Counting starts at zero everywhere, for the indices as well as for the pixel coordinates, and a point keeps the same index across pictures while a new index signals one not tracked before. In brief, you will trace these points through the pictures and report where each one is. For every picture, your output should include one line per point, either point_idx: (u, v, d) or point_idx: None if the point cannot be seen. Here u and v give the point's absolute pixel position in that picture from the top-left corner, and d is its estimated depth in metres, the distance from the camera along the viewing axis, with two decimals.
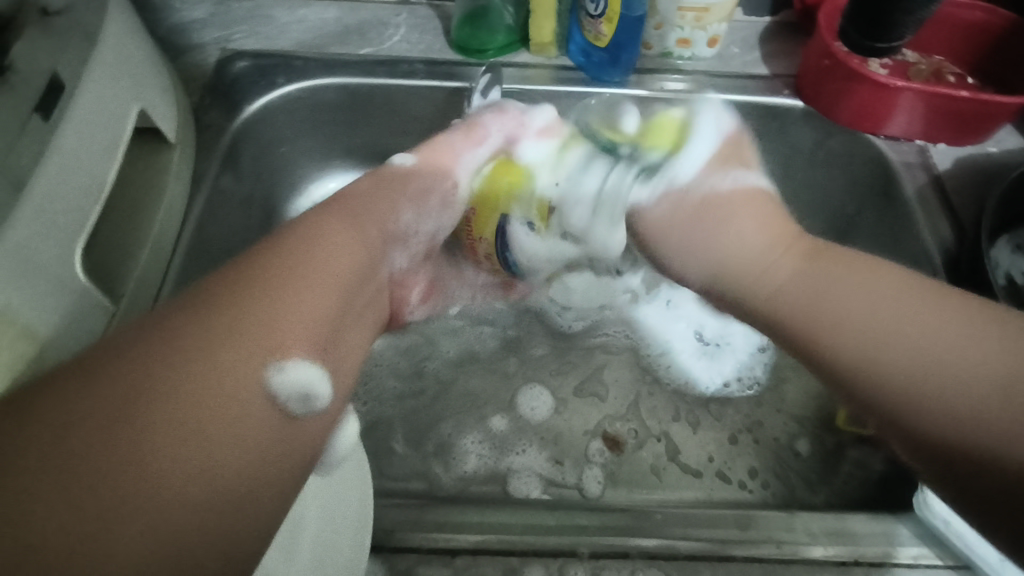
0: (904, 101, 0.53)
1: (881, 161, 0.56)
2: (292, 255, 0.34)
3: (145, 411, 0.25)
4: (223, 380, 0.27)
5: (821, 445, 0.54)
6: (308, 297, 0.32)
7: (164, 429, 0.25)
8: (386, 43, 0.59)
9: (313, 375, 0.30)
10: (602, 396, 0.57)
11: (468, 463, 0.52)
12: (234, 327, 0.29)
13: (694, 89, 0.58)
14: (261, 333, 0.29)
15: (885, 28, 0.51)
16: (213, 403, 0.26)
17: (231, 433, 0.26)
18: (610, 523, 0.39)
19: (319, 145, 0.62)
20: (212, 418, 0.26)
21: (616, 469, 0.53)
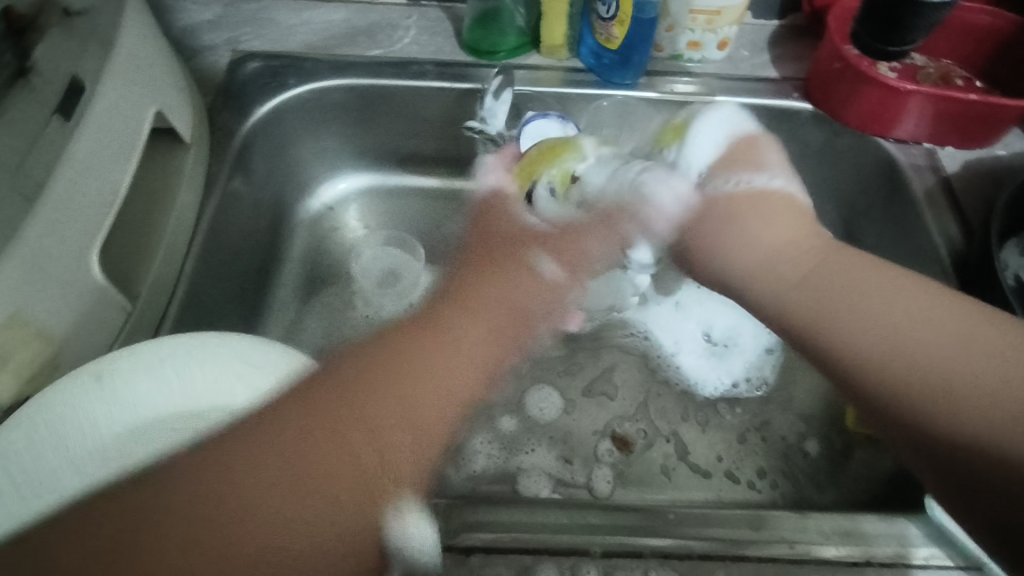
0: (914, 105, 0.53)
1: (891, 163, 0.56)
2: (404, 355, 0.36)
3: (261, 491, 0.28)
4: (331, 465, 0.30)
5: (830, 446, 0.54)
6: (421, 389, 0.35)
7: (269, 510, 0.28)
8: (397, 44, 0.59)
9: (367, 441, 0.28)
10: (611, 396, 0.57)
11: (478, 462, 0.53)
12: (346, 413, 0.32)
13: (703, 92, 0.58)
14: (374, 429, 0.32)
15: (896, 32, 0.51)
16: (318, 483, 0.29)
17: (340, 506, 0.29)
18: (622, 523, 0.39)
19: (330, 146, 0.62)
20: (325, 499, 0.29)
21: (625, 469, 0.53)
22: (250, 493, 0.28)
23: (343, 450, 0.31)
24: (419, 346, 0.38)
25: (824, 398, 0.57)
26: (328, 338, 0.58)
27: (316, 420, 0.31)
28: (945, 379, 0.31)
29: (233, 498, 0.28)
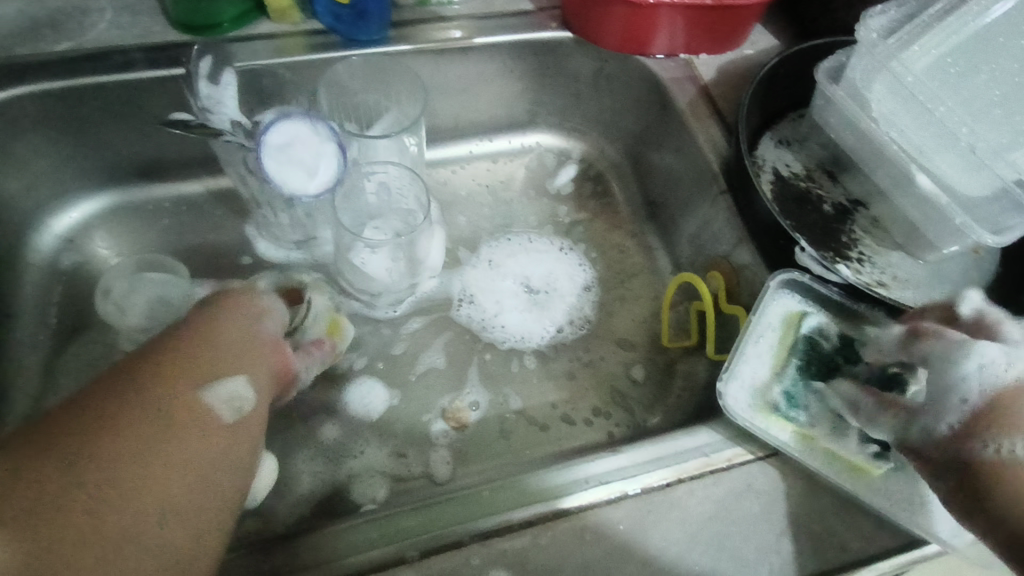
0: (662, 18, 0.52)
1: (653, 80, 0.57)
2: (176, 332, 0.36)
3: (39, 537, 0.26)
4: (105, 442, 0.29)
5: (653, 367, 0.55)
6: (229, 332, 0.37)
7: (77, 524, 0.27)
8: (91, 32, 0.49)
9: (241, 390, 0.35)
10: (439, 368, 0.54)
11: (304, 484, 0.48)
12: (103, 391, 0.31)
13: (467, 36, 0.55)
14: (144, 383, 0.32)
15: None
16: (107, 456, 0.29)
17: (141, 450, 0.30)
18: (438, 515, 0.36)
19: (44, 169, 0.52)
20: (118, 470, 0.29)
21: (463, 446, 0.51)
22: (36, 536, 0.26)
23: (122, 418, 0.30)
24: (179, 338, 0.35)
25: (641, 321, 0.58)
26: None
27: (71, 422, 0.30)
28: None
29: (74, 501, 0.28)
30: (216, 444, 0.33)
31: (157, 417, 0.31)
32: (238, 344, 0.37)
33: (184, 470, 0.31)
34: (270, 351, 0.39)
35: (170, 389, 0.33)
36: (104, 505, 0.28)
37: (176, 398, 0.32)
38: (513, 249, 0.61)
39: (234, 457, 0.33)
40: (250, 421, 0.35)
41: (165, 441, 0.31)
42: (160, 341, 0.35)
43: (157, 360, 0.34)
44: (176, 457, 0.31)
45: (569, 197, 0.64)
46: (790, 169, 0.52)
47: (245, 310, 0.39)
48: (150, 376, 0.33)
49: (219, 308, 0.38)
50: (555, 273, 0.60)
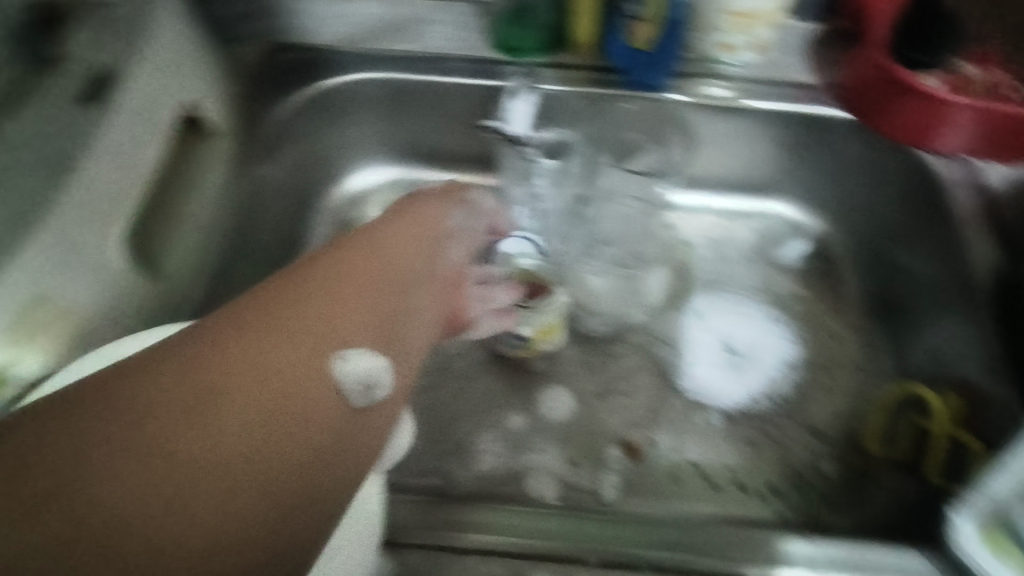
0: (959, 118, 0.50)
1: (928, 177, 0.54)
2: (335, 260, 0.40)
3: (175, 422, 0.29)
4: (238, 346, 0.33)
5: (847, 467, 0.52)
6: (348, 307, 0.38)
7: (204, 439, 0.29)
8: (426, 37, 0.59)
9: (374, 367, 0.36)
10: (627, 395, 0.57)
11: (485, 461, 0.53)
12: (267, 312, 0.35)
13: (739, 99, 0.58)
14: (307, 308, 0.36)
15: None
16: (196, 423, 0.29)
17: (231, 417, 0.30)
18: (618, 533, 0.39)
19: (357, 139, 0.63)
20: (251, 389, 0.31)
21: (632, 478, 0.52)
22: (175, 424, 0.29)
23: (270, 340, 0.34)
24: (352, 256, 0.41)
25: (844, 417, 0.55)
26: None
27: (237, 327, 0.34)
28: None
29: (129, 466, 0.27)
30: (330, 421, 0.33)
31: (237, 396, 0.31)
32: (366, 322, 0.38)
33: (269, 461, 0.30)
34: (416, 323, 0.41)
35: (265, 366, 0.33)
36: (174, 470, 0.28)
37: (280, 373, 0.33)
38: (726, 308, 0.61)
39: (341, 445, 0.33)
40: (376, 412, 0.35)
41: (255, 427, 0.30)
42: (337, 270, 0.39)
43: (264, 326, 0.35)
44: (305, 402, 0.33)
45: (793, 271, 0.63)
46: None
47: (381, 270, 0.41)
48: (243, 346, 0.33)
49: (337, 275, 0.39)
50: (762, 341, 0.59)
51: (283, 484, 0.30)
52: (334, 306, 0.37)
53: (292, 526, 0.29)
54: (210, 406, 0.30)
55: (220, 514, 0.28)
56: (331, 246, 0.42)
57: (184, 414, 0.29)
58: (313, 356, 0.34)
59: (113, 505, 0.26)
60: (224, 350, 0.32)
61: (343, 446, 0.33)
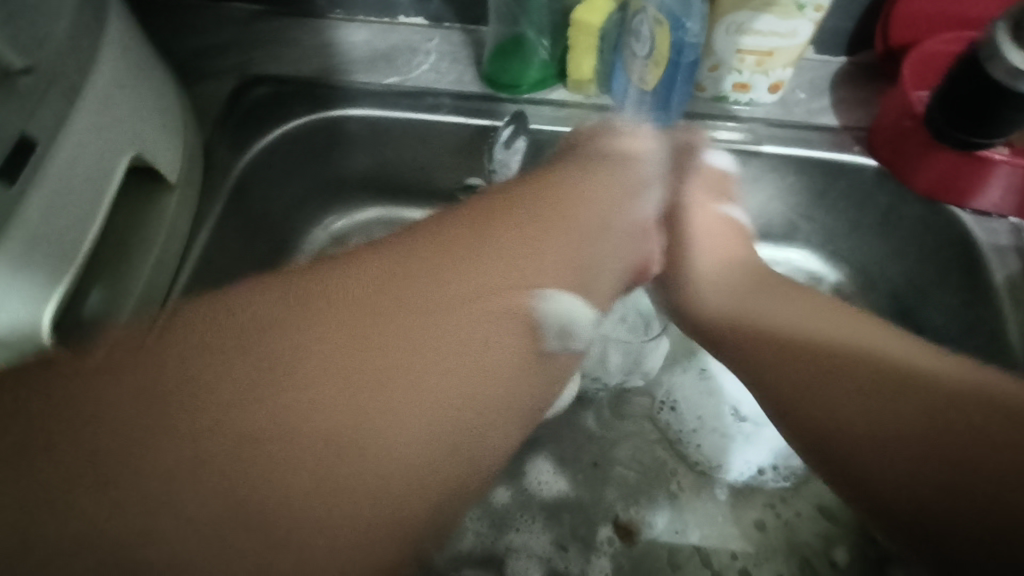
0: (999, 176, 0.45)
1: (966, 238, 0.48)
2: (484, 214, 0.38)
3: (249, 410, 0.26)
4: (372, 334, 0.30)
5: (862, 558, 0.48)
6: (573, 214, 0.40)
7: (336, 392, 0.28)
8: (414, 72, 0.55)
9: (574, 308, 0.37)
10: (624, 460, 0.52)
11: (464, 540, 0.49)
12: (410, 268, 0.33)
13: (747, 141, 0.52)
14: (456, 260, 0.34)
15: (977, 121, 0.41)
16: (403, 346, 0.30)
17: (428, 320, 0.32)
18: None
19: (338, 176, 0.59)
20: (439, 309, 0.32)
21: (626, 564, 0.48)
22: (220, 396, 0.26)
23: (401, 303, 0.32)
24: (569, 186, 0.41)
25: None
26: None
27: (377, 296, 0.31)
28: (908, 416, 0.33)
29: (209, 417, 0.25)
30: (522, 361, 0.34)
31: (454, 291, 0.33)
32: (574, 242, 0.39)
33: (472, 391, 0.31)
34: (614, 249, 0.42)
35: (499, 266, 0.35)
36: (387, 388, 0.29)
37: (519, 285, 0.35)
38: (732, 366, 0.54)
39: (551, 360, 0.36)
40: (564, 358, 0.37)
41: (480, 351, 0.32)
42: (471, 237, 0.36)
43: (488, 221, 0.37)
44: (435, 367, 0.30)
45: None
46: None
47: (588, 206, 0.41)
48: (470, 236, 0.36)
49: (544, 196, 0.40)
50: None
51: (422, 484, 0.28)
52: (445, 291, 0.33)
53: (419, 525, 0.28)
54: (430, 324, 0.32)
55: (349, 505, 0.26)
56: (519, 200, 0.39)
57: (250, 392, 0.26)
58: (456, 323, 0.32)
59: (202, 476, 0.24)
60: (479, 252, 0.35)
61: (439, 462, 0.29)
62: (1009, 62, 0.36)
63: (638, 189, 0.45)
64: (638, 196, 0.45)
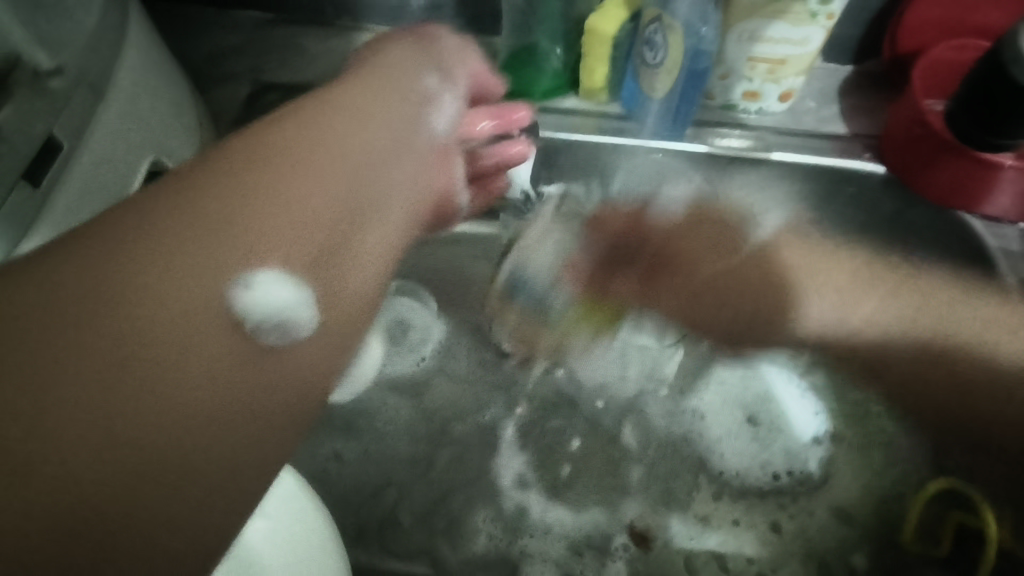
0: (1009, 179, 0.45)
1: None
2: (296, 128, 0.35)
3: (110, 323, 0.25)
4: (245, 221, 0.30)
5: (880, 562, 0.47)
6: (302, 191, 0.32)
7: (131, 404, 0.24)
8: None
9: (286, 297, 0.30)
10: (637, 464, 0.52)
11: (478, 543, 0.48)
12: (207, 220, 0.29)
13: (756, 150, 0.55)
14: (248, 202, 0.31)
15: (1005, 121, 0.41)
16: (167, 387, 0.25)
17: (189, 381, 0.26)
18: None
19: None
20: (226, 380, 0.28)
21: (641, 568, 0.47)
22: (99, 316, 0.25)
23: (199, 257, 0.28)
24: (264, 136, 0.34)
25: None
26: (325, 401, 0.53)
27: (202, 236, 0.29)
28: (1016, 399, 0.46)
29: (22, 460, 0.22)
30: (237, 366, 0.28)
31: (195, 339, 0.27)
32: (323, 191, 0.33)
33: (221, 421, 0.27)
34: (375, 229, 0.36)
35: (225, 251, 0.29)
36: (173, 432, 0.25)
37: (221, 267, 0.29)
38: (741, 374, 0.53)
39: (273, 359, 0.30)
40: (295, 353, 0.31)
41: (204, 381, 0.27)
42: (269, 150, 0.33)
43: (223, 195, 0.30)
44: (204, 340, 0.28)
45: None
46: None
47: (305, 171, 0.33)
48: (190, 219, 0.29)
49: (278, 151, 0.34)
50: (786, 412, 0.51)
51: (280, 407, 0.29)
52: (279, 179, 0.32)
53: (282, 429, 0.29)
54: (194, 369, 0.27)
55: (194, 417, 0.26)
56: (300, 107, 0.37)
57: (126, 311, 0.26)
58: (301, 238, 0.32)
59: (73, 406, 0.23)
60: (216, 234, 0.29)
61: (296, 375, 0.31)
62: None
63: (393, 133, 0.40)
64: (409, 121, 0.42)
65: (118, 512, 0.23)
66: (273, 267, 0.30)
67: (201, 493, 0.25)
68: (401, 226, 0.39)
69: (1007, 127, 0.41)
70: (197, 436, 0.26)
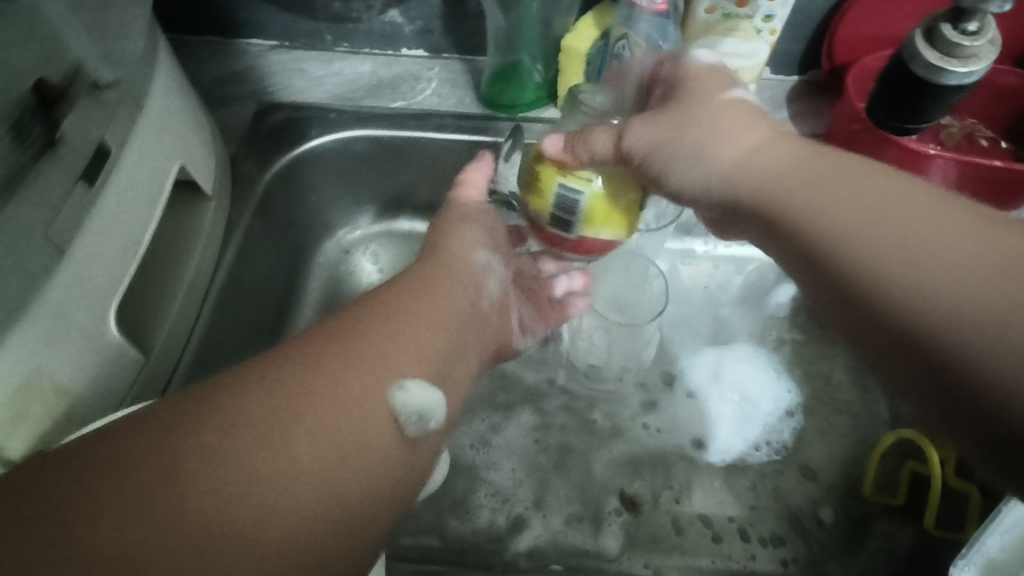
0: (935, 168, 0.51)
1: None
2: (391, 308, 0.39)
3: (249, 436, 0.29)
4: (339, 372, 0.34)
5: (846, 514, 0.52)
6: (427, 305, 0.41)
7: (314, 448, 0.31)
8: (417, 96, 0.61)
9: (429, 401, 0.36)
10: (623, 440, 0.56)
11: (481, 517, 0.52)
12: (360, 369, 0.34)
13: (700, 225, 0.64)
14: (343, 345, 0.35)
15: (915, 111, 0.48)
16: (323, 414, 0.32)
17: (322, 427, 0.31)
18: None
19: (348, 193, 0.64)
20: (354, 451, 0.32)
21: (633, 531, 0.51)
22: (251, 428, 0.30)
23: (373, 349, 0.36)
24: (398, 296, 0.41)
25: (842, 463, 0.55)
26: None
27: (372, 321, 0.38)
28: (982, 330, 0.25)
29: (182, 519, 0.26)
30: (380, 473, 0.33)
31: (347, 391, 0.33)
32: (435, 326, 0.40)
33: (350, 454, 0.32)
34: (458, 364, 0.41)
35: (383, 347, 0.36)
36: (284, 500, 0.29)
37: (380, 379, 0.35)
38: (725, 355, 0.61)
39: (416, 449, 0.35)
40: (424, 444, 0.36)
41: (353, 461, 0.32)
42: (363, 322, 0.37)
43: (349, 329, 0.37)
44: (360, 424, 0.33)
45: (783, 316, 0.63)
46: None
47: (410, 323, 0.39)
48: (359, 325, 0.37)
49: (417, 294, 0.41)
50: (762, 388, 0.59)
51: (368, 468, 0.32)
52: (383, 339, 0.37)
53: (392, 503, 0.33)
54: (317, 408, 0.32)
55: (325, 485, 0.30)
56: (423, 278, 0.43)
57: (269, 426, 0.30)
58: (430, 322, 0.40)
59: (233, 481, 0.28)
60: (346, 386, 0.33)
61: (384, 476, 0.33)
62: (923, 59, 0.44)
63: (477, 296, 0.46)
64: (490, 272, 0.49)
65: (237, 550, 0.27)
66: (416, 375, 0.36)
67: (317, 527, 0.29)
68: (460, 347, 0.41)
69: (914, 113, 0.48)
70: (323, 505, 0.30)
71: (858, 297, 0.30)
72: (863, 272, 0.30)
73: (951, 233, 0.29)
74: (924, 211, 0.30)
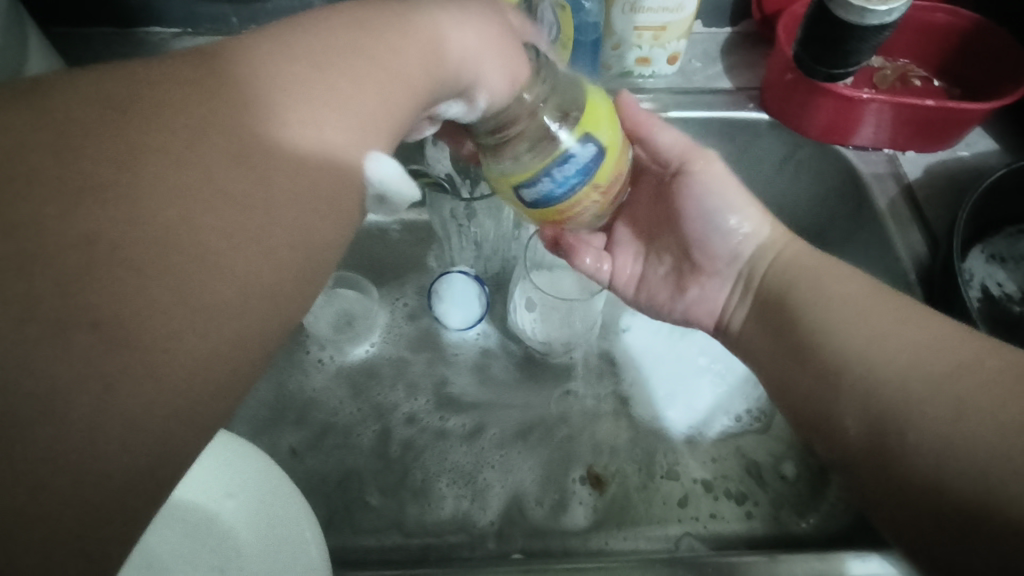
0: (869, 112, 0.51)
1: (852, 173, 0.55)
2: (362, 24, 0.28)
3: (112, 276, 0.20)
4: (282, 172, 0.25)
5: (807, 466, 0.52)
6: (377, 75, 0.27)
7: (258, 299, 0.23)
8: None
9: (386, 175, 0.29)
10: (577, 410, 0.55)
11: (444, 507, 0.50)
12: (307, 170, 0.25)
13: None
14: (306, 100, 0.25)
15: (841, 55, 0.47)
16: (251, 224, 0.23)
17: (256, 231, 0.24)
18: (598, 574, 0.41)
19: None
20: (293, 182, 0.25)
21: (599, 506, 0.51)
22: (102, 171, 0.21)
23: (328, 69, 0.26)
24: (357, 32, 0.28)
25: None
26: (279, 389, 0.55)
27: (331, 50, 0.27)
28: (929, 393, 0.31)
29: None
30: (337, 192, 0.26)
31: (278, 191, 0.24)
32: (392, 93, 0.28)
33: (311, 200, 0.25)
34: (393, 175, 0.30)
35: (344, 58, 0.27)
36: (157, 386, 0.20)
37: (343, 83, 0.26)
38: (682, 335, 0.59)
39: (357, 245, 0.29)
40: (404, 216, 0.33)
41: (271, 205, 0.24)
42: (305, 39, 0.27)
43: (321, 67, 0.26)
44: (317, 185, 0.26)
45: None
46: (1001, 290, 0.49)
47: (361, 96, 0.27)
48: (306, 70, 0.26)
49: (386, 45, 0.28)
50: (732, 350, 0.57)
51: (323, 213, 0.26)
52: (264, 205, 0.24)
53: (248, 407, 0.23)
54: (264, 197, 0.24)
55: (202, 373, 0.21)
56: (374, 12, 0.29)
57: (166, 258, 0.21)
58: (379, 81, 0.28)
59: (81, 383, 0.19)
60: (278, 190, 0.24)
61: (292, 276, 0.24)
62: None
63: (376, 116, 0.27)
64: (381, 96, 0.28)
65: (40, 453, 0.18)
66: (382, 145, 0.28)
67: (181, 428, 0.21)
68: (413, 83, 0.29)
69: (839, 59, 0.47)
70: (175, 416, 0.21)
71: (876, 412, 0.32)
72: (844, 360, 0.34)
73: (919, 343, 0.33)
74: (923, 339, 0.33)
